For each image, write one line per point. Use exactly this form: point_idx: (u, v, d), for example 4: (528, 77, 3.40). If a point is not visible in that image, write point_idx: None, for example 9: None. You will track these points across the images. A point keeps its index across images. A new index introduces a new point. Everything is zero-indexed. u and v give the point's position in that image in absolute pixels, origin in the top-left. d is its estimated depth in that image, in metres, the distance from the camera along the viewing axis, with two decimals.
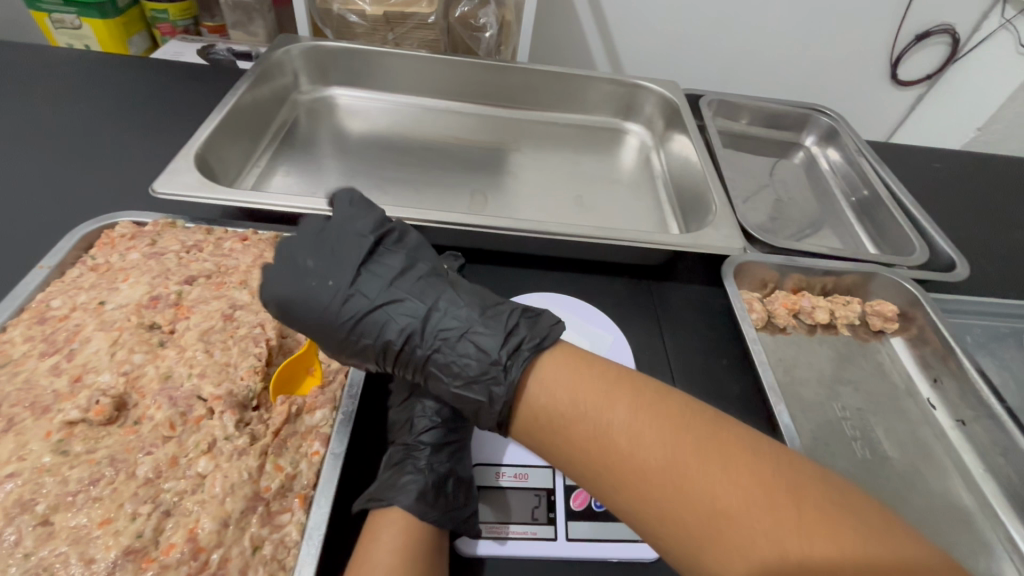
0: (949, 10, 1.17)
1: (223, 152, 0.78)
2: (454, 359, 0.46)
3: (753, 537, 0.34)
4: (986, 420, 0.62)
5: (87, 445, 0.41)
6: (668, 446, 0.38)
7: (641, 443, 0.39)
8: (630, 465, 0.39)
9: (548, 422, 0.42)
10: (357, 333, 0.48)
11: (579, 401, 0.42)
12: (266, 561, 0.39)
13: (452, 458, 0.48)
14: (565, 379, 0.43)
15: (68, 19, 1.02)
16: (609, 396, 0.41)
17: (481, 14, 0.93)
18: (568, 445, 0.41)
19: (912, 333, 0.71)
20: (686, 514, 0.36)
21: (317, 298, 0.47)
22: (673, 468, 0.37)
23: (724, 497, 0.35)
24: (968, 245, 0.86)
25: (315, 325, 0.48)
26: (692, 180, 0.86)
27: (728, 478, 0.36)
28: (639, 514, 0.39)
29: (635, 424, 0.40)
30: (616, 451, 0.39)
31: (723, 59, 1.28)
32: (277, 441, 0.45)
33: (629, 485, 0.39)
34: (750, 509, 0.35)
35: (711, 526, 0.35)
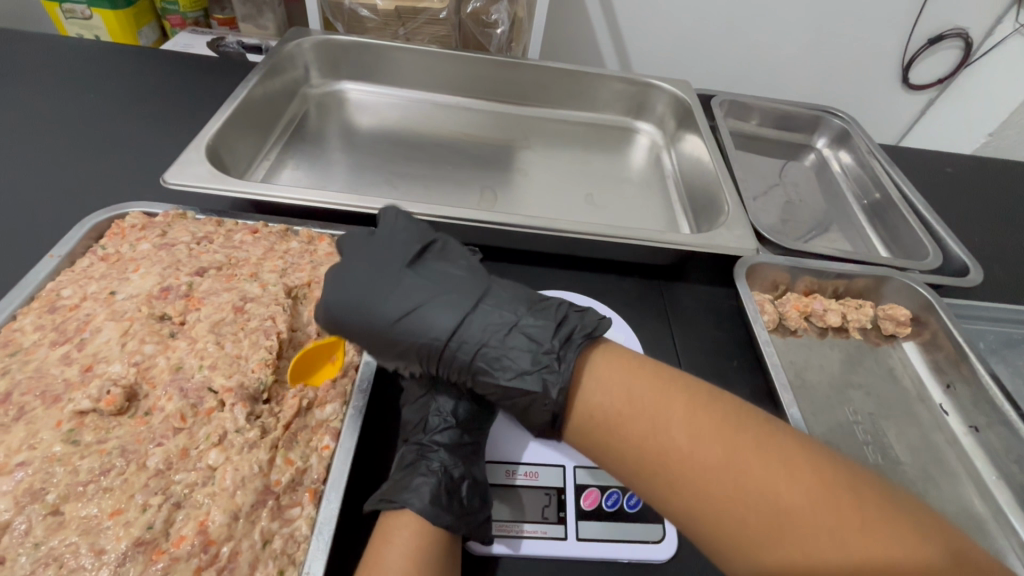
0: (963, 13, 1.16)
1: (234, 144, 0.78)
2: (505, 353, 0.45)
3: (815, 535, 0.34)
4: (999, 427, 0.62)
5: (97, 435, 0.41)
6: (726, 446, 0.38)
7: (697, 441, 0.39)
8: (687, 463, 0.38)
9: (602, 418, 0.42)
10: (402, 333, 0.47)
11: (637, 401, 0.41)
12: (276, 555, 0.39)
13: (469, 460, 0.48)
14: (619, 379, 0.43)
15: (79, 9, 1.03)
16: (666, 396, 0.41)
17: (493, 10, 0.92)
18: (621, 442, 0.41)
19: (925, 338, 0.71)
20: (743, 513, 0.36)
21: (366, 302, 0.47)
22: (729, 467, 0.37)
23: (783, 496, 0.36)
24: (981, 250, 0.85)
25: (363, 328, 0.47)
26: (704, 180, 0.85)
27: (784, 478, 0.36)
28: (691, 515, 0.38)
29: (689, 423, 0.40)
30: (674, 451, 0.39)
31: (734, 59, 1.27)
32: (288, 434, 0.45)
33: (687, 485, 0.38)
34: (807, 507, 0.35)
35: (770, 524, 0.35)
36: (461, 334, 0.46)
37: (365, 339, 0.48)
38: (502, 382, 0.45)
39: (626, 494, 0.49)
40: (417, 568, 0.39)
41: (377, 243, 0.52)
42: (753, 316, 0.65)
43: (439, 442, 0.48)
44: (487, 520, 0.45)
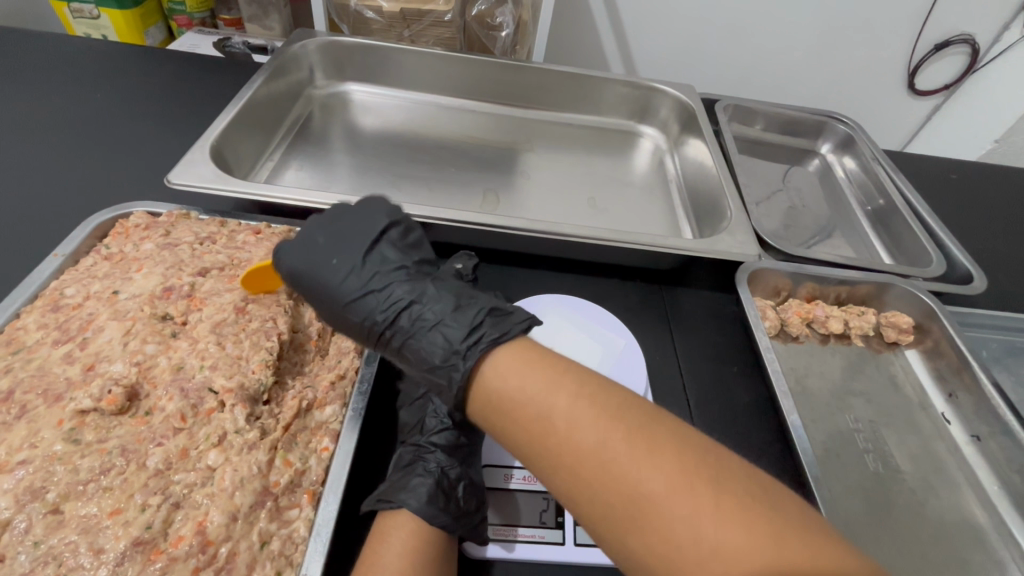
0: (970, 19, 1.15)
1: (238, 144, 0.79)
2: (421, 349, 0.44)
3: (679, 529, 0.31)
4: (1000, 436, 0.62)
5: (98, 435, 0.41)
6: (604, 429, 0.34)
7: (580, 425, 0.35)
8: (563, 446, 0.35)
9: (495, 403, 0.39)
10: (342, 310, 0.47)
11: (522, 379, 0.38)
12: (274, 557, 0.39)
13: (465, 461, 0.48)
14: (514, 361, 0.39)
15: (87, 9, 1.03)
16: (554, 375, 0.37)
17: (498, 13, 0.93)
18: (507, 425, 0.38)
19: (927, 346, 0.70)
20: (613, 500, 0.33)
21: (315, 273, 0.48)
22: (606, 454, 0.34)
23: (654, 487, 0.32)
24: (985, 258, 0.85)
25: (312, 296, 0.48)
26: (707, 185, 0.85)
27: (660, 468, 0.33)
28: (568, 497, 0.35)
29: (575, 404, 0.36)
30: (552, 433, 0.35)
31: (739, 63, 1.27)
32: (288, 436, 0.45)
33: (562, 468, 0.35)
34: (676, 500, 0.31)
35: (634, 511, 0.32)
36: (390, 323, 0.45)
37: (316, 306, 0.49)
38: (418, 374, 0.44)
39: None
40: (415, 566, 0.39)
41: (348, 217, 0.51)
42: (754, 322, 0.65)
43: (438, 442, 0.48)
44: (483, 521, 0.45)
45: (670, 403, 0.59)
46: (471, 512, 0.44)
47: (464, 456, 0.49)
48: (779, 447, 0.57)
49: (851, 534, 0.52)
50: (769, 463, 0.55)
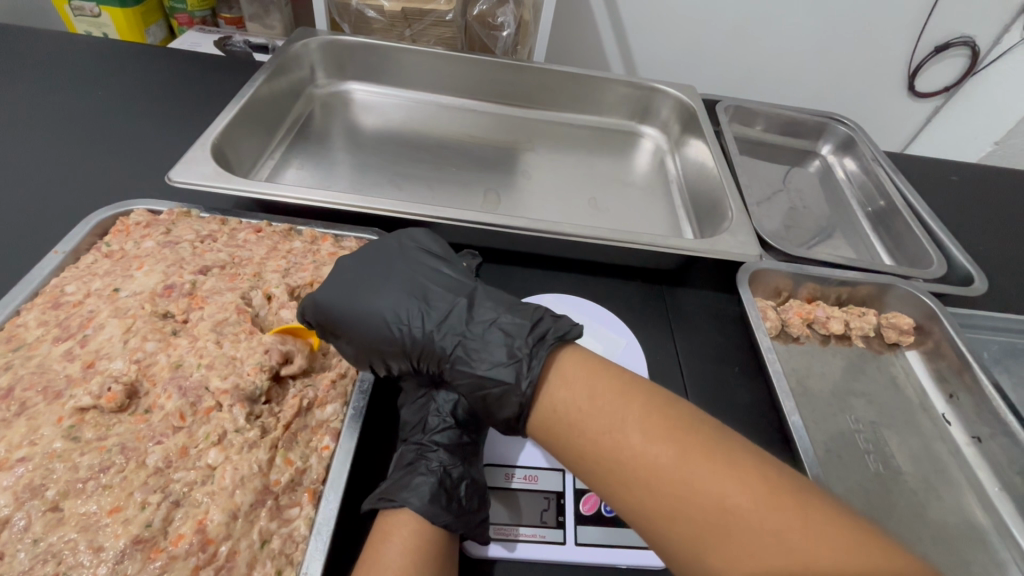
0: (971, 21, 1.15)
1: (239, 143, 0.78)
2: (482, 353, 0.46)
3: (760, 536, 0.33)
4: (1002, 437, 0.62)
5: (98, 432, 0.41)
6: (677, 444, 0.37)
7: (649, 438, 0.38)
8: (638, 460, 0.38)
9: (557, 414, 0.42)
10: (390, 329, 0.48)
11: (594, 397, 0.41)
12: (274, 555, 0.39)
13: (471, 460, 0.48)
14: (578, 377, 0.43)
15: (87, 7, 1.03)
16: (623, 394, 0.41)
17: (499, 13, 0.93)
18: (579, 440, 0.40)
19: (928, 347, 0.70)
20: (688, 511, 0.35)
21: (359, 300, 0.49)
22: (677, 464, 0.37)
23: (730, 497, 0.35)
24: (985, 259, 0.85)
25: (351, 324, 0.48)
26: (708, 185, 0.85)
27: (734, 480, 0.35)
28: (638, 511, 0.38)
29: (646, 420, 0.39)
30: (626, 447, 0.38)
31: (740, 64, 1.27)
32: (288, 434, 0.45)
33: (637, 483, 0.37)
34: (756, 511, 0.34)
35: (714, 524, 0.34)
36: (445, 333, 0.47)
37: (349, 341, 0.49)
38: (473, 378, 0.46)
39: None
40: (412, 567, 0.39)
41: (381, 248, 0.54)
42: (755, 322, 0.65)
43: (443, 441, 0.48)
44: (485, 520, 0.45)
45: None
46: (474, 512, 0.44)
47: (469, 455, 0.48)
48: (780, 447, 0.57)
49: None
50: None
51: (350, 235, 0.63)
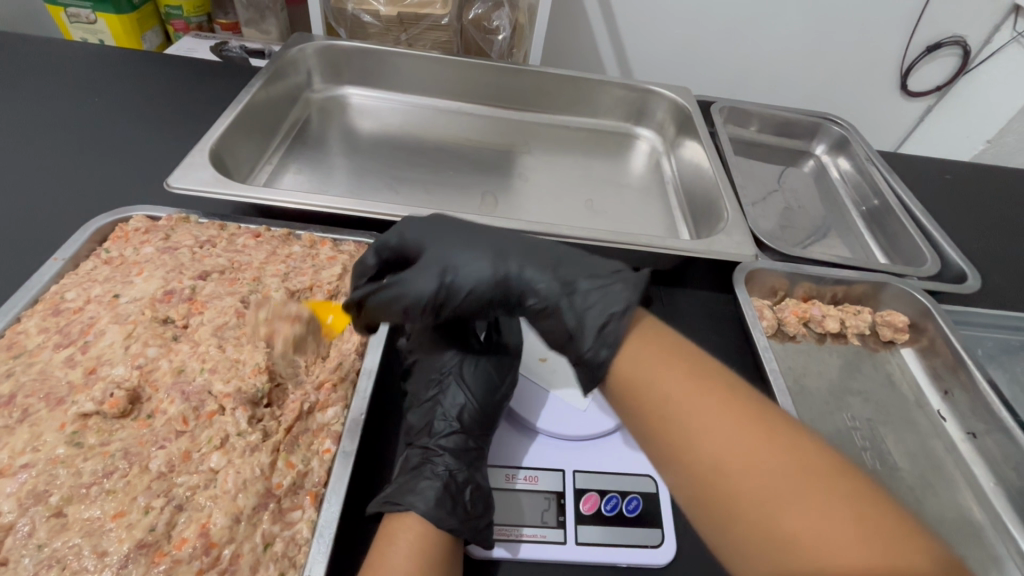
0: (960, 22, 1.17)
1: (237, 148, 0.79)
2: (582, 265, 0.46)
3: (849, 513, 0.32)
4: (996, 433, 0.62)
5: (100, 437, 0.41)
6: (761, 408, 0.37)
7: (721, 420, 0.36)
8: (723, 412, 0.36)
9: (623, 377, 0.40)
10: (479, 247, 0.48)
11: (678, 351, 0.40)
12: (278, 558, 0.39)
13: (476, 463, 0.48)
14: (651, 348, 0.41)
15: (84, 13, 1.03)
16: (705, 356, 0.41)
17: (494, 17, 0.94)
18: (661, 386, 0.38)
19: (923, 344, 0.71)
20: (750, 502, 0.34)
21: (449, 229, 0.50)
22: (746, 454, 0.35)
23: (802, 498, 0.33)
24: (979, 257, 0.86)
25: (429, 250, 0.49)
26: (703, 186, 0.86)
27: (818, 451, 0.35)
28: (693, 492, 0.36)
29: (729, 380, 0.39)
30: (711, 397, 0.37)
31: (734, 65, 1.28)
32: (289, 438, 0.45)
33: (721, 432, 0.36)
34: (840, 481, 0.33)
35: (798, 487, 0.33)
36: (540, 252, 0.47)
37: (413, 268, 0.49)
38: (567, 283, 0.45)
39: (626, 498, 0.49)
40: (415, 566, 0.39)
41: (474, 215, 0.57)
42: (751, 322, 0.66)
43: (450, 446, 0.48)
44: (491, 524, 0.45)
45: None
46: (479, 516, 0.44)
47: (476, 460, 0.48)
48: None
49: None
50: None
51: (349, 239, 0.63)
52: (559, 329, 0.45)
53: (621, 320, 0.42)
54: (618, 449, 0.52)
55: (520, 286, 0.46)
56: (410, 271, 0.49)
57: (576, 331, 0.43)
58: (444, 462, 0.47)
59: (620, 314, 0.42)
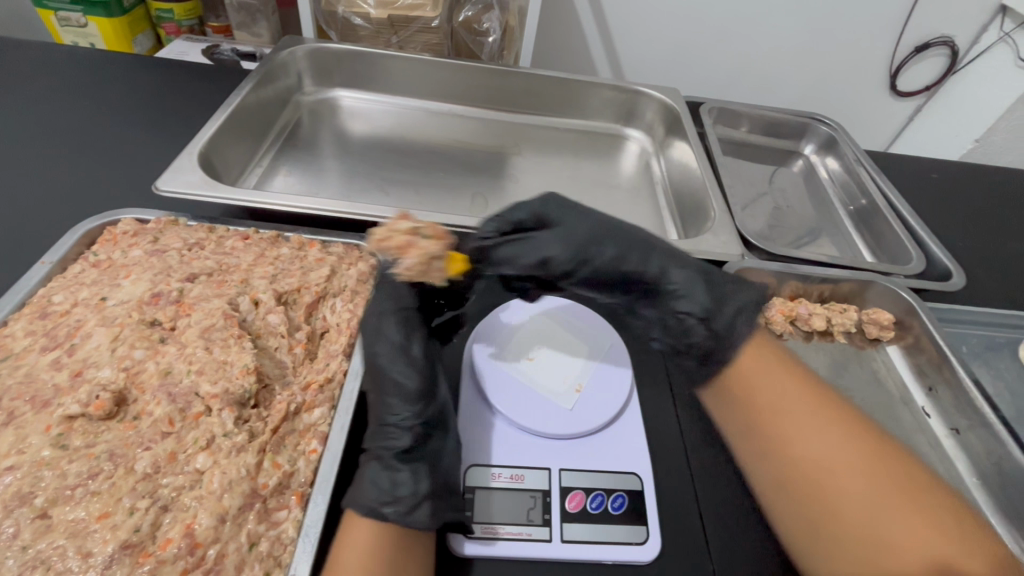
0: (947, 22, 1.18)
1: (226, 151, 0.79)
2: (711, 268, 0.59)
3: (913, 516, 0.45)
4: (979, 429, 0.62)
5: (86, 439, 0.42)
6: (854, 428, 0.49)
7: (821, 434, 0.49)
8: (823, 427, 0.49)
9: (741, 387, 0.53)
10: (623, 236, 0.58)
11: (788, 376, 0.53)
12: (263, 558, 0.39)
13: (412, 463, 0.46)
14: (767, 372, 0.53)
15: (74, 17, 1.03)
16: (811, 381, 0.53)
17: (485, 19, 0.95)
18: (770, 401, 0.51)
19: (908, 341, 0.71)
20: (837, 499, 0.47)
21: (591, 213, 0.59)
22: (838, 463, 0.47)
23: (875, 504, 0.46)
24: (965, 255, 0.87)
25: (573, 226, 0.58)
26: (691, 186, 0.87)
27: (894, 468, 0.47)
28: (786, 488, 0.49)
29: (830, 403, 0.51)
30: (813, 415, 0.50)
31: (725, 66, 1.29)
32: (276, 438, 0.45)
33: (820, 443, 0.49)
34: (910, 492, 0.46)
35: (876, 492, 0.46)
36: (678, 254, 0.58)
37: (557, 237, 0.58)
38: (701, 282, 0.56)
39: (612, 495, 0.50)
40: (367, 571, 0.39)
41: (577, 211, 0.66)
42: None
43: (394, 447, 0.47)
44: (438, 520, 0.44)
45: (654, 401, 0.59)
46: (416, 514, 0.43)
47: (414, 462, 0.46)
48: None
49: None
50: None
51: (338, 241, 0.63)
52: (687, 312, 0.55)
53: (747, 318, 0.55)
54: (603, 447, 0.53)
55: (655, 276, 0.57)
56: (556, 238, 0.57)
57: (706, 319, 0.55)
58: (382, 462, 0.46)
59: (746, 314, 0.55)
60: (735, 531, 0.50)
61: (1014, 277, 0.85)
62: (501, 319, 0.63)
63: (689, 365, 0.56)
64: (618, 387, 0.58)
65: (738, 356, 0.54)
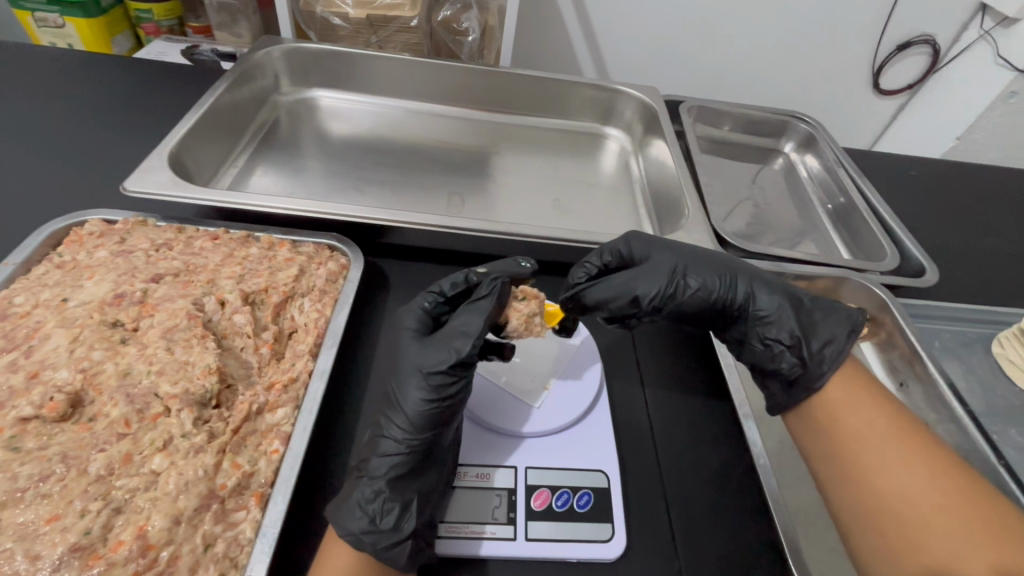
0: (928, 21, 1.19)
1: (199, 151, 0.78)
2: (798, 294, 0.60)
3: (994, 551, 0.42)
4: (948, 424, 0.62)
5: (39, 441, 0.41)
6: (936, 461, 0.48)
7: (897, 460, 0.49)
8: (897, 452, 0.49)
9: (823, 416, 0.54)
10: (709, 267, 0.59)
11: (869, 405, 0.53)
12: (218, 559, 0.39)
13: (404, 489, 0.45)
14: (849, 401, 0.54)
15: (51, 18, 1.02)
16: (897, 413, 0.52)
17: (463, 18, 0.95)
18: (840, 426, 0.53)
19: (881, 337, 0.72)
20: (912, 522, 0.46)
21: (676, 246, 0.61)
22: (914, 488, 0.47)
23: (954, 527, 0.44)
24: (941, 251, 0.87)
25: (660, 260, 0.59)
26: (668, 184, 0.87)
27: (977, 505, 0.45)
28: (858, 512, 0.49)
29: (912, 434, 0.50)
30: (886, 441, 0.50)
31: (709, 65, 1.29)
32: (236, 438, 0.45)
33: (891, 468, 0.49)
34: (996, 530, 0.43)
35: (947, 521, 0.44)
36: (764, 278, 0.60)
37: (645, 271, 0.58)
38: (788, 307, 0.58)
39: (577, 493, 0.50)
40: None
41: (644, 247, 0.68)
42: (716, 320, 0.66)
43: (383, 473, 0.45)
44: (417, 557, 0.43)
45: (625, 399, 0.59)
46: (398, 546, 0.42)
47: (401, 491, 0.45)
48: (732, 439, 0.57)
49: (807, 525, 0.52)
50: (725, 457, 0.56)
51: (308, 240, 0.63)
52: (774, 338, 0.57)
53: (838, 345, 0.57)
54: (571, 445, 0.53)
55: (743, 300, 0.58)
56: (645, 274, 0.58)
57: (796, 344, 0.56)
58: (370, 485, 0.44)
59: (840, 340, 0.56)
60: (701, 528, 0.50)
61: (988, 273, 0.85)
62: None
63: (775, 391, 0.59)
64: (587, 386, 0.58)
65: (824, 383, 0.56)
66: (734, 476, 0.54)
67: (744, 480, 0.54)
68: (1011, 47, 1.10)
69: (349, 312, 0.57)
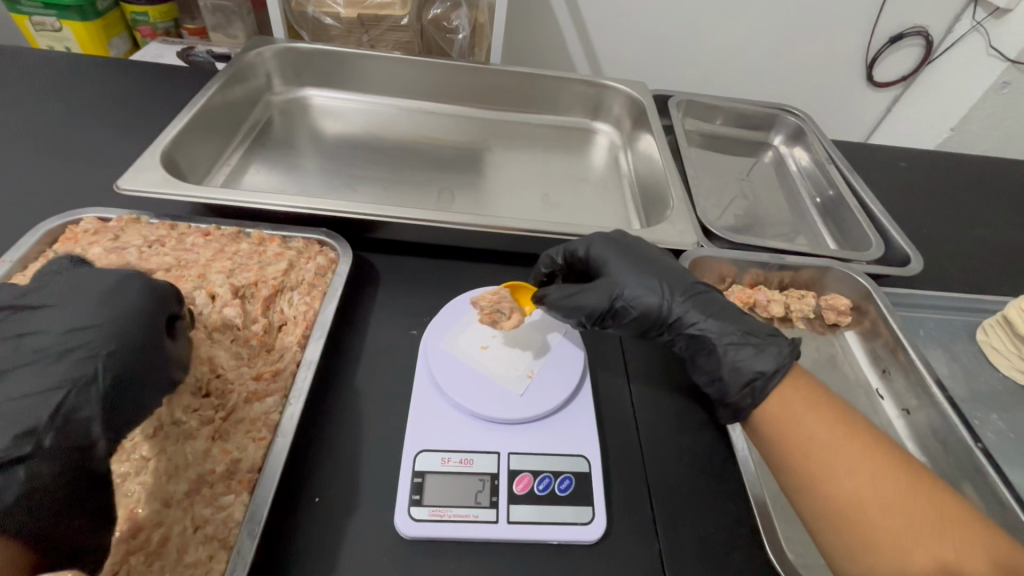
0: (919, 13, 1.19)
1: (191, 150, 0.80)
2: (742, 326, 0.56)
3: (940, 541, 0.43)
4: (927, 408, 0.63)
5: None
6: (870, 455, 0.47)
7: (845, 468, 0.47)
8: (833, 455, 0.48)
9: (775, 424, 0.52)
10: (651, 293, 0.57)
11: (797, 407, 0.51)
12: (207, 539, 0.42)
13: (42, 480, 0.37)
14: (791, 409, 0.52)
15: (48, 21, 1.04)
16: (825, 409, 0.51)
17: (453, 17, 0.97)
18: (779, 436, 0.51)
19: (865, 326, 0.72)
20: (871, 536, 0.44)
21: (629, 266, 0.59)
22: (866, 497, 0.45)
23: (907, 533, 0.43)
24: (928, 242, 0.88)
25: (611, 277, 0.59)
26: (654, 178, 0.88)
27: (914, 493, 0.45)
28: (821, 526, 0.47)
29: (844, 432, 0.49)
30: (824, 443, 0.49)
31: (701, 59, 1.30)
32: (225, 425, 0.48)
33: (832, 470, 0.47)
34: (934, 518, 0.44)
35: (891, 518, 0.44)
36: (703, 309, 0.57)
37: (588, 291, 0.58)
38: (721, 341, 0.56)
39: (559, 478, 0.51)
40: None
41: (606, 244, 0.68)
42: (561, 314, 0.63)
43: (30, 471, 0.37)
44: (96, 556, 0.38)
45: (609, 388, 0.61)
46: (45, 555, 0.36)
47: (41, 490, 0.37)
48: (714, 427, 0.58)
49: (786, 509, 0.53)
50: (707, 444, 0.57)
51: (297, 235, 0.64)
52: (706, 365, 0.57)
53: (762, 382, 0.53)
54: (554, 431, 0.55)
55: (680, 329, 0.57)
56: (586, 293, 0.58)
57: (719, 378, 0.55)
58: None
59: (766, 378, 0.53)
60: (682, 513, 0.51)
61: (976, 263, 0.86)
62: (456, 315, 0.63)
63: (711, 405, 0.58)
64: (571, 371, 0.59)
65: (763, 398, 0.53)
66: (715, 462, 0.55)
67: (723, 466, 0.55)
68: (1003, 37, 1.09)
69: (337, 304, 0.58)
